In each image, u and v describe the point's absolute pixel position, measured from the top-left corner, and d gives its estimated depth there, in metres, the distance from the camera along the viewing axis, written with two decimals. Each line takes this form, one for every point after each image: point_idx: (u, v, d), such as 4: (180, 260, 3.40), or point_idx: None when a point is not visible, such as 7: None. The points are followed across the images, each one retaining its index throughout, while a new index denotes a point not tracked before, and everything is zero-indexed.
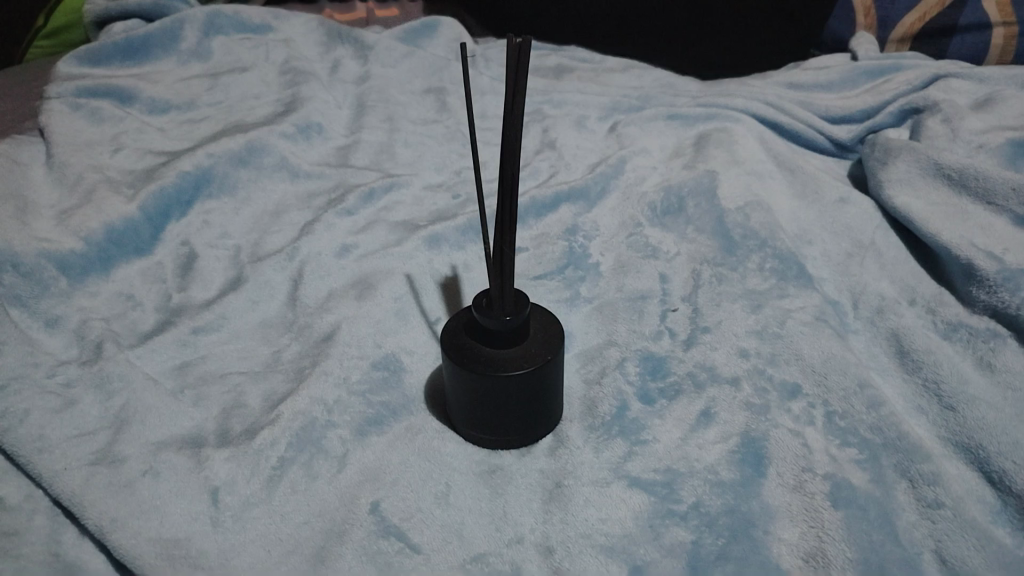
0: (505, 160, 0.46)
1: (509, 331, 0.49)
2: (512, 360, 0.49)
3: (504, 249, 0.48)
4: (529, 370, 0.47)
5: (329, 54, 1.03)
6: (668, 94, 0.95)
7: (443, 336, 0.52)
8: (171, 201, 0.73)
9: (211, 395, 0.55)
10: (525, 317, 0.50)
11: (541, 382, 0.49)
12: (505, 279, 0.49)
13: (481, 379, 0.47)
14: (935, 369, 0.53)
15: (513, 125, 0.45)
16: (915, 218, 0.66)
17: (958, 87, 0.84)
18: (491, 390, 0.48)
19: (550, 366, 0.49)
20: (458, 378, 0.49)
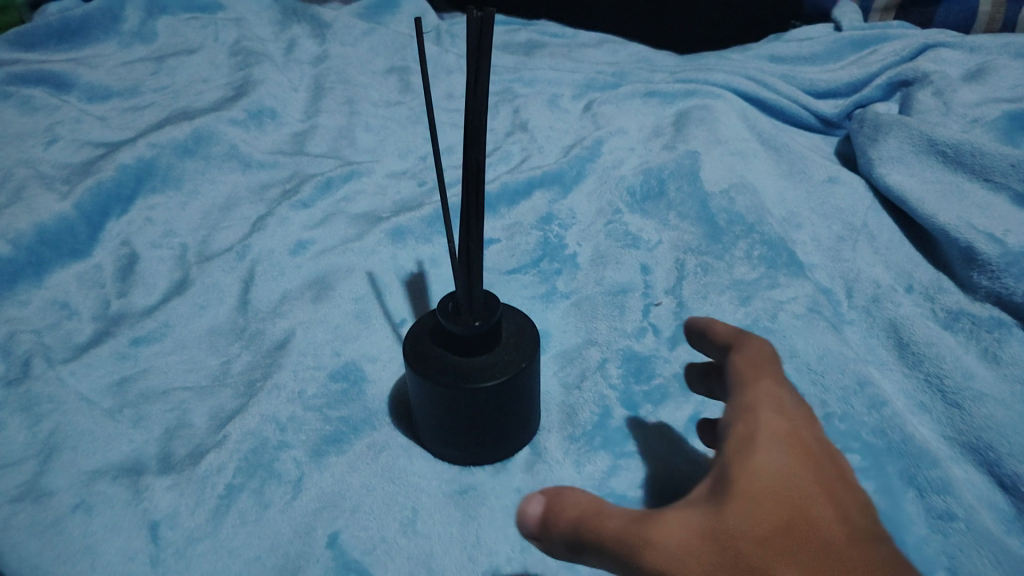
0: (467, 146, 0.41)
1: (478, 337, 0.44)
2: (483, 369, 0.44)
3: (471, 246, 0.43)
4: (501, 381, 0.43)
5: (284, 33, 0.96)
6: (644, 70, 0.90)
7: (404, 344, 0.47)
8: (110, 197, 0.67)
9: (153, 414, 0.50)
10: (496, 322, 0.45)
11: (514, 393, 0.44)
12: (473, 280, 0.44)
13: (448, 392, 0.43)
14: (936, 363, 0.50)
15: (477, 109, 0.40)
16: (909, 198, 0.62)
17: (948, 57, 0.80)
18: (460, 403, 0.43)
19: (524, 375, 0.44)
20: (423, 389, 0.44)
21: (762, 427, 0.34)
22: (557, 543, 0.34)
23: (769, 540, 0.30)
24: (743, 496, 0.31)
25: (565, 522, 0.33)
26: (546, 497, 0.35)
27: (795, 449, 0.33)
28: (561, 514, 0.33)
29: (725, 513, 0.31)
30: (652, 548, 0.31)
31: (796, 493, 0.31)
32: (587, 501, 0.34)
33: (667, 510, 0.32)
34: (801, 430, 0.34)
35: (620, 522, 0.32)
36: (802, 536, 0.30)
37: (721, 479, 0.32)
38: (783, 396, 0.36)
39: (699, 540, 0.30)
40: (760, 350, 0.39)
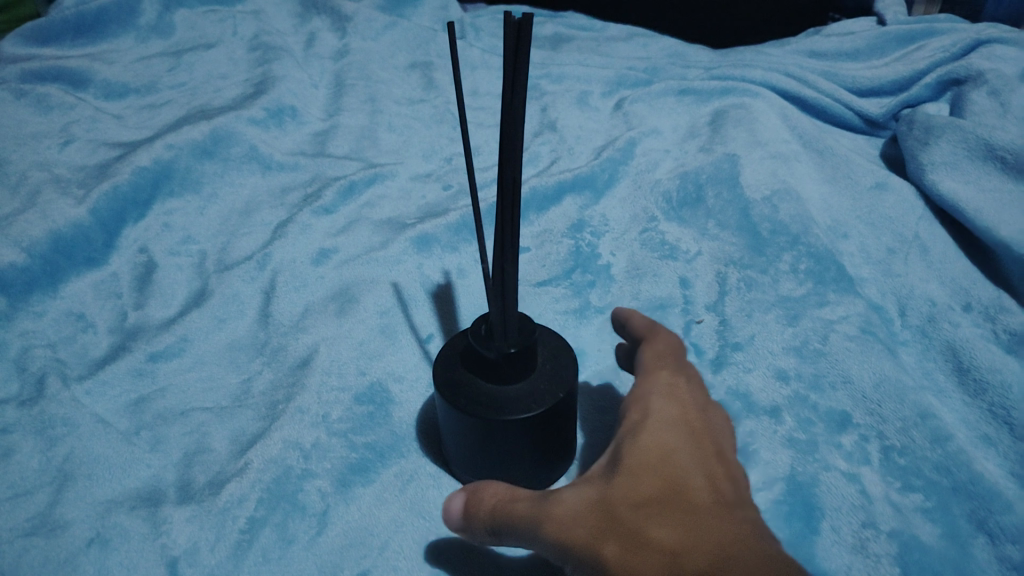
0: (503, 161, 0.38)
1: (512, 365, 0.41)
2: (517, 399, 0.41)
3: (505, 268, 0.40)
4: (537, 413, 0.40)
5: (304, 26, 0.93)
6: (677, 66, 0.86)
7: (433, 368, 0.44)
8: (127, 201, 0.64)
9: (171, 437, 0.48)
10: (531, 346, 0.42)
11: (550, 425, 0.41)
12: (507, 304, 0.41)
13: (481, 423, 0.40)
14: (1001, 393, 0.47)
15: (514, 119, 0.37)
16: (965, 208, 0.59)
17: (1003, 54, 0.75)
18: (492, 434, 0.41)
19: (561, 406, 0.41)
20: (454, 418, 0.42)
21: (650, 412, 0.37)
22: (472, 527, 0.36)
23: (650, 505, 0.33)
24: (630, 469, 0.34)
25: (476, 505, 0.36)
26: (466, 492, 0.37)
27: (679, 427, 0.37)
28: (474, 497, 0.36)
29: (614, 485, 0.34)
30: (551, 522, 0.33)
31: (677, 465, 0.35)
32: (499, 488, 0.36)
33: (567, 488, 0.35)
34: (686, 411, 0.38)
35: (524, 500, 0.35)
36: (680, 500, 0.33)
37: (614, 459, 0.36)
38: (678, 387, 0.39)
39: (590, 511, 0.33)
40: (656, 341, 0.43)
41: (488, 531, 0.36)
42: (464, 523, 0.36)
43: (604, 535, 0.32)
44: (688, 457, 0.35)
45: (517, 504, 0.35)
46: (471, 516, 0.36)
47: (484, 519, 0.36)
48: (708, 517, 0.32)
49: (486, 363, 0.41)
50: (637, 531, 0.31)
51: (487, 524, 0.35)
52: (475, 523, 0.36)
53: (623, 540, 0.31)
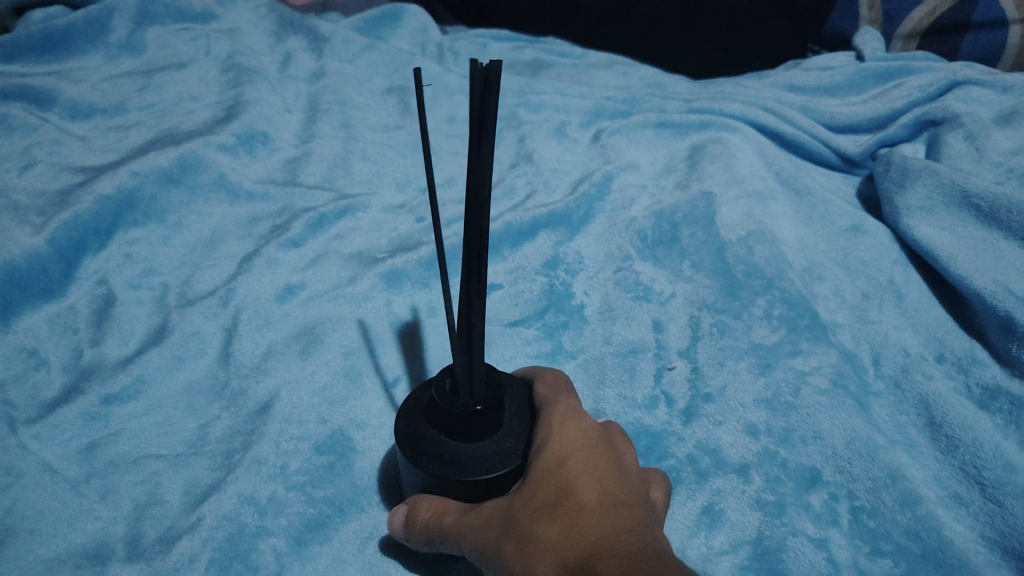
0: (467, 218, 0.34)
1: (479, 421, 0.39)
2: (485, 457, 0.39)
3: (471, 328, 0.38)
4: (504, 471, 0.38)
5: (280, 45, 0.90)
6: (656, 96, 0.86)
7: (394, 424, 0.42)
8: (87, 230, 0.61)
9: (122, 486, 0.45)
10: (497, 403, 0.40)
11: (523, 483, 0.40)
12: (475, 365, 0.38)
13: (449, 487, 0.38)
14: (974, 451, 0.46)
15: (481, 172, 0.33)
16: (939, 254, 0.59)
17: (979, 96, 0.77)
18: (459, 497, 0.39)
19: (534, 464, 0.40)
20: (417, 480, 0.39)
21: (552, 417, 0.39)
22: (413, 539, 0.40)
23: (547, 514, 0.36)
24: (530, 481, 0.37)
25: (414, 519, 0.39)
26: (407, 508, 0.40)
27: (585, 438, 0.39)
28: (409, 513, 0.40)
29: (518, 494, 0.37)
30: (467, 534, 0.37)
31: (574, 474, 0.37)
32: (431, 502, 0.39)
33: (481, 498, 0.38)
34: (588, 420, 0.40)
35: (445, 511, 0.38)
36: (574, 507, 0.36)
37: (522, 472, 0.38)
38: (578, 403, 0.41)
39: (495, 520, 0.36)
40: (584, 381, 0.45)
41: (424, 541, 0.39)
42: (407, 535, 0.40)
43: (508, 543, 0.35)
44: (584, 462, 0.38)
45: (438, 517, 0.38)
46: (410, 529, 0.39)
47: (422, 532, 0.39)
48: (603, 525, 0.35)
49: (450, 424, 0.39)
50: (531, 537, 0.35)
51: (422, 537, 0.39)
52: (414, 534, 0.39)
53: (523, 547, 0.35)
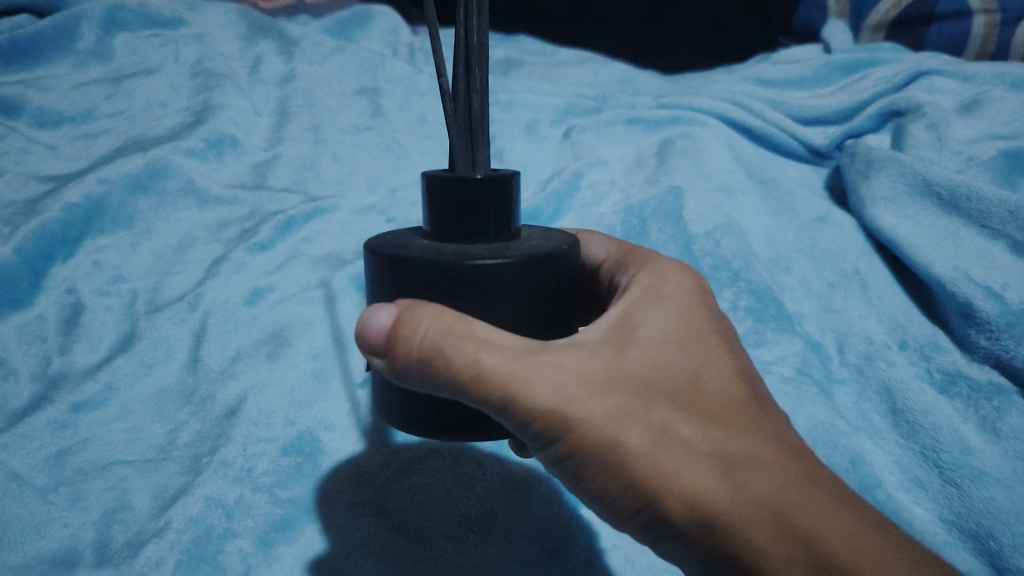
0: None
1: (479, 209, 0.35)
2: (488, 250, 0.34)
3: (470, 98, 0.36)
4: (528, 266, 0.33)
5: (250, 50, 0.89)
6: (627, 94, 0.86)
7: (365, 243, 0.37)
8: (55, 239, 0.61)
9: (90, 493, 0.45)
10: (503, 195, 0.36)
11: (552, 303, 0.35)
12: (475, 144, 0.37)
13: (441, 280, 0.33)
14: (933, 435, 0.47)
15: None
16: (902, 243, 0.60)
17: (942, 85, 0.78)
18: (450, 297, 0.33)
19: (557, 275, 0.35)
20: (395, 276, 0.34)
21: (663, 300, 0.40)
22: (404, 362, 0.32)
23: (678, 393, 0.35)
24: (643, 352, 0.36)
25: (427, 337, 0.31)
26: (397, 307, 0.32)
27: (684, 319, 0.39)
28: (412, 324, 0.31)
29: (629, 364, 0.35)
30: (558, 381, 0.33)
31: (685, 356, 0.37)
32: (440, 310, 0.32)
33: (566, 348, 0.34)
34: (695, 303, 0.41)
35: (523, 353, 0.32)
36: (709, 397, 0.36)
37: (614, 335, 0.36)
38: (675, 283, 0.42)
39: (612, 390, 0.33)
40: (642, 257, 0.44)
41: (423, 366, 0.32)
42: (387, 351, 0.32)
43: (631, 419, 0.33)
44: (703, 349, 0.38)
45: (501, 355, 0.32)
46: (410, 347, 0.31)
47: (423, 348, 0.31)
48: (727, 414, 0.36)
49: (447, 208, 0.35)
50: (668, 424, 0.34)
51: (430, 364, 0.32)
52: (402, 355, 0.32)
53: (653, 429, 0.34)
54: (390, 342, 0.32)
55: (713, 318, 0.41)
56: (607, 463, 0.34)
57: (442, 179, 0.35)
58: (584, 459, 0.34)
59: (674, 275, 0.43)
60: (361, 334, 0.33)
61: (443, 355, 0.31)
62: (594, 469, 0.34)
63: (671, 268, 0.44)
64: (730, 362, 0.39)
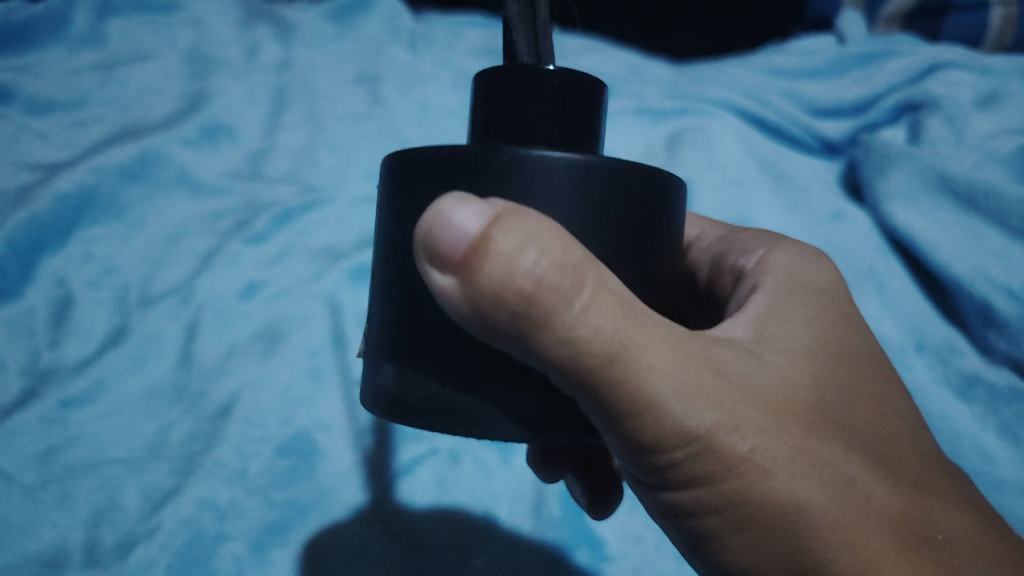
0: None
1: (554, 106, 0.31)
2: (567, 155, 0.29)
3: (536, 9, 0.35)
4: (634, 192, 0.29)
5: (246, 34, 0.86)
6: (634, 84, 0.84)
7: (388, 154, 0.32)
8: (45, 230, 0.59)
9: (79, 492, 0.44)
10: (580, 94, 0.32)
11: (660, 243, 0.31)
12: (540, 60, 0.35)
13: (531, 186, 0.28)
14: (951, 442, 0.48)
15: None
16: (920, 242, 0.58)
17: (959, 77, 0.75)
18: (538, 198, 0.28)
19: (665, 209, 0.31)
20: (452, 167, 0.28)
21: (803, 313, 0.38)
22: (495, 293, 0.25)
23: (844, 433, 0.33)
24: (802, 375, 0.33)
25: (544, 271, 0.25)
26: (486, 205, 0.25)
27: (832, 339, 0.37)
28: (522, 236, 0.25)
29: (788, 386, 0.32)
30: (723, 403, 0.29)
31: (840, 386, 0.35)
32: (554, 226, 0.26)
33: (722, 357, 0.31)
34: (834, 315, 0.39)
35: (673, 344, 0.29)
36: (871, 438, 0.34)
37: (765, 352, 0.34)
38: (807, 286, 0.40)
39: (776, 418, 0.31)
40: (773, 257, 0.42)
41: (521, 308, 0.26)
42: (466, 269, 0.25)
43: (800, 465, 0.30)
44: (854, 377, 0.36)
45: (646, 338, 0.28)
46: (514, 275, 0.25)
47: (533, 279, 0.25)
48: (890, 458, 0.34)
49: (508, 107, 0.32)
50: (838, 472, 0.31)
51: (535, 309, 0.26)
52: (494, 281, 0.25)
53: (828, 481, 0.31)
54: (476, 253, 0.25)
55: (865, 339, 0.39)
56: (771, 519, 0.30)
57: (508, 68, 0.32)
58: (739, 515, 0.30)
59: (820, 279, 0.41)
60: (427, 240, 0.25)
61: (563, 298, 0.26)
62: (749, 530, 0.30)
63: (817, 273, 0.42)
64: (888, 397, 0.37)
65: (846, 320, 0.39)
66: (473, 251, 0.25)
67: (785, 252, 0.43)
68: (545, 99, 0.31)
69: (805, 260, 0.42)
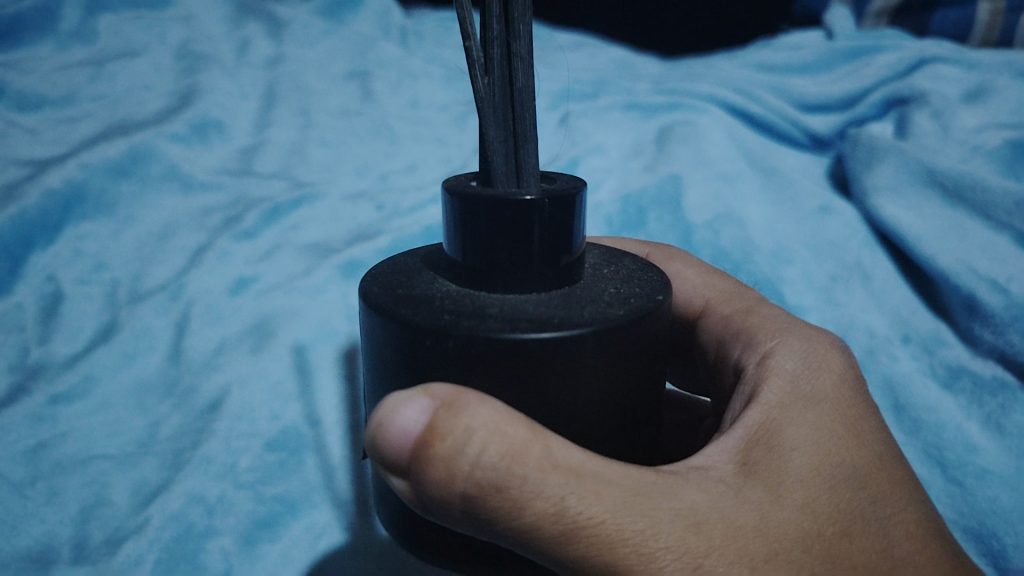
0: None
1: (517, 237, 0.31)
2: (527, 312, 0.30)
3: (513, 92, 0.32)
4: (591, 348, 0.29)
5: (237, 31, 0.86)
6: (624, 79, 0.84)
7: (360, 291, 0.32)
8: (34, 226, 0.59)
9: (68, 488, 0.44)
10: (544, 221, 0.31)
11: (629, 393, 0.31)
12: (518, 142, 0.33)
13: (483, 362, 0.28)
14: (937, 433, 0.48)
15: None
16: (905, 234, 0.58)
17: (946, 73, 0.76)
18: (487, 375, 0.29)
19: (635, 341, 0.30)
20: (404, 348, 0.30)
21: (801, 429, 0.36)
22: (440, 494, 0.29)
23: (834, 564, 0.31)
24: (791, 507, 0.32)
25: (480, 467, 0.28)
26: (427, 400, 0.28)
27: (841, 455, 0.35)
28: (457, 438, 0.28)
29: (780, 527, 0.31)
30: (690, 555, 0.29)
31: (834, 513, 0.33)
32: (496, 421, 0.28)
33: (696, 502, 0.31)
34: (838, 417, 0.37)
35: (632, 503, 0.29)
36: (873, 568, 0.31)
37: (754, 482, 0.33)
38: (810, 387, 0.38)
39: (761, 567, 0.30)
40: (780, 353, 0.40)
41: (467, 505, 0.29)
42: (413, 473, 0.29)
43: None
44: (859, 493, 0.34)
45: (600, 505, 0.29)
46: (454, 478, 0.28)
47: (473, 480, 0.28)
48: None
49: (475, 225, 0.31)
50: None
51: (481, 503, 0.28)
52: (437, 482, 0.28)
53: None
54: (419, 451, 0.28)
55: (881, 443, 0.37)
56: None
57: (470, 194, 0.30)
58: None
59: (828, 383, 0.39)
60: (375, 448, 0.29)
61: (506, 488, 0.28)
62: None
63: (827, 370, 0.40)
64: (917, 510, 0.34)
65: (857, 431, 0.37)
66: (417, 457, 0.28)
67: (793, 346, 0.41)
68: (506, 221, 0.30)
69: (813, 360, 0.40)
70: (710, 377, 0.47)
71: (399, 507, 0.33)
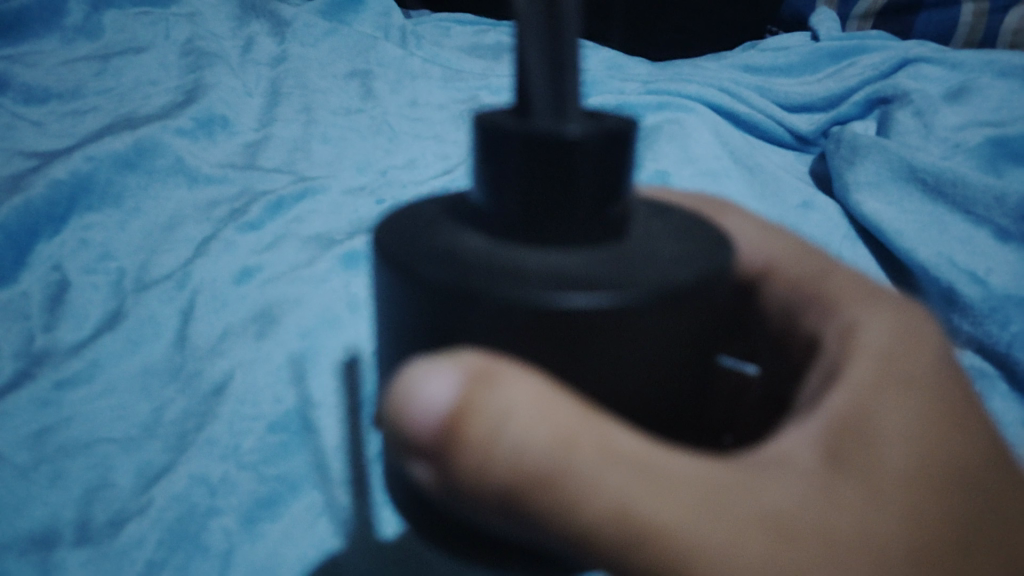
0: None
1: (558, 180, 0.28)
2: (574, 267, 0.27)
3: (557, 13, 0.28)
4: (650, 316, 0.26)
5: (242, 31, 0.90)
6: (616, 80, 0.86)
7: (375, 245, 0.30)
8: (39, 216, 0.61)
9: (72, 471, 0.46)
10: (589, 160, 0.28)
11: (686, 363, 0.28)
12: (560, 64, 0.28)
13: (537, 330, 0.26)
14: None
15: None
16: (886, 228, 0.60)
17: (927, 72, 0.79)
18: (532, 338, 0.26)
19: (698, 310, 0.27)
20: (432, 312, 0.27)
21: (897, 413, 0.32)
22: (471, 484, 0.26)
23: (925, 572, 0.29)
24: (892, 509, 0.29)
25: (522, 453, 0.26)
26: (455, 371, 0.25)
27: (936, 445, 0.32)
28: (494, 414, 0.25)
29: (884, 535, 0.28)
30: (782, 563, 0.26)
31: (928, 515, 0.30)
32: (540, 399, 0.25)
33: (790, 501, 0.27)
34: (934, 401, 0.33)
35: (710, 501, 0.26)
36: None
37: (848, 472, 0.29)
38: (910, 365, 0.34)
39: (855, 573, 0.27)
40: (865, 323, 0.37)
41: (508, 496, 0.26)
42: (439, 456, 0.27)
43: None
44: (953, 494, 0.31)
45: (672, 508, 0.26)
46: (489, 469, 0.26)
47: (511, 467, 0.26)
48: None
49: (516, 165, 0.28)
50: None
51: (524, 496, 0.26)
52: (468, 472, 0.26)
53: None
54: (450, 430, 0.26)
55: (979, 438, 0.33)
56: None
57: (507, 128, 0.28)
58: None
59: (925, 360, 0.35)
60: (399, 427, 0.27)
61: (553, 479, 0.26)
62: None
63: (921, 343, 0.36)
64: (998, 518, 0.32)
65: (958, 421, 0.33)
66: (447, 437, 0.26)
67: (882, 315, 0.38)
68: (546, 159, 0.28)
69: (908, 334, 0.36)
70: (769, 344, 0.45)
71: (415, 491, 0.31)
